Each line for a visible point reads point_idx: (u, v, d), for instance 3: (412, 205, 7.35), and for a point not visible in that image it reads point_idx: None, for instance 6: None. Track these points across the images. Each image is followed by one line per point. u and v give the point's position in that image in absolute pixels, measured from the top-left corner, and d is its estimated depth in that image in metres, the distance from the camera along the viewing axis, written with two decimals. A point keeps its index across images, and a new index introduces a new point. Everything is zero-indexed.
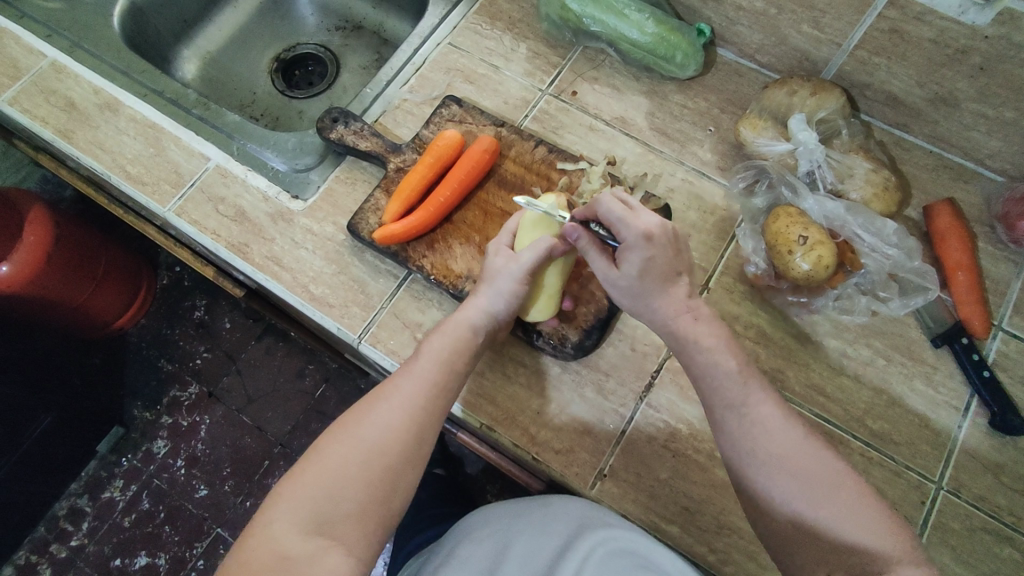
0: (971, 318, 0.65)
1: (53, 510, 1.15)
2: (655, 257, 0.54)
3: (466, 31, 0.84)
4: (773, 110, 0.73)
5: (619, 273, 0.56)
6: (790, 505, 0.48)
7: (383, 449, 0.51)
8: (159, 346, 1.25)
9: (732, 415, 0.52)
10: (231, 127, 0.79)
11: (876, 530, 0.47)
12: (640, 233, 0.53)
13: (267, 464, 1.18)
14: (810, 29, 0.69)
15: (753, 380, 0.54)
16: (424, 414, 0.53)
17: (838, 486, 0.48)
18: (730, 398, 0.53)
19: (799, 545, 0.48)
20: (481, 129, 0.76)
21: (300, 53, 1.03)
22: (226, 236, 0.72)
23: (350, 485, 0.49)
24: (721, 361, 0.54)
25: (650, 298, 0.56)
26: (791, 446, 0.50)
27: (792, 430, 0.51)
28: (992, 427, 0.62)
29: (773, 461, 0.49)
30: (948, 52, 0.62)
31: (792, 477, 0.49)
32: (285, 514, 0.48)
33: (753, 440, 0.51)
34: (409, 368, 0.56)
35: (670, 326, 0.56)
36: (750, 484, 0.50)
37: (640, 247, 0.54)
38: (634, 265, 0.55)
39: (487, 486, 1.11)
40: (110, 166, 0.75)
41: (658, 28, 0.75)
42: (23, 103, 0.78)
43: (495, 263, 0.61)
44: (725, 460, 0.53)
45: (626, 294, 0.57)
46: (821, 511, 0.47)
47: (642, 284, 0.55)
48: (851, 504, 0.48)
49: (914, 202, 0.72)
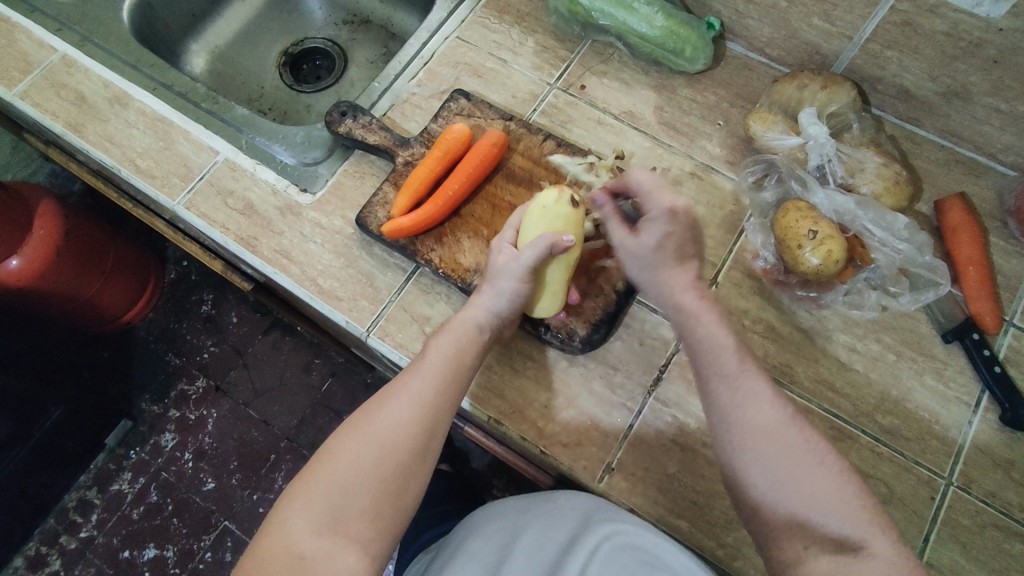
0: (982, 313, 0.65)
1: (62, 502, 1.16)
2: (674, 234, 0.58)
3: (474, 25, 0.84)
4: (783, 104, 0.72)
5: (636, 241, 0.59)
6: (768, 478, 0.48)
7: (395, 446, 0.50)
8: (167, 340, 1.26)
9: (723, 385, 0.52)
10: (240, 121, 0.79)
11: (858, 512, 0.46)
12: (666, 207, 0.58)
13: (274, 457, 1.19)
14: (821, 22, 0.69)
15: (746, 357, 0.54)
16: (434, 410, 0.53)
17: (821, 464, 0.47)
18: (724, 368, 0.53)
19: (775, 519, 0.47)
20: (489, 123, 0.76)
21: (308, 47, 1.03)
22: (235, 229, 0.73)
23: (362, 483, 0.49)
24: (717, 334, 0.55)
25: (661, 270, 0.58)
26: (778, 420, 0.49)
27: (782, 407, 0.51)
28: (1003, 423, 0.61)
29: (757, 432, 0.49)
30: (961, 44, 0.61)
31: (775, 450, 0.48)
32: (299, 512, 0.48)
33: (741, 409, 0.51)
34: (417, 365, 0.56)
35: (675, 299, 0.58)
36: (733, 455, 0.50)
37: (663, 221, 0.58)
38: (654, 236, 0.58)
39: (493, 481, 1.12)
40: (120, 159, 0.76)
41: (668, 21, 0.75)
42: (33, 97, 0.79)
43: (497, 261, 0.61)
44: (711, 431, 0.53)
45: (637, 263, 0.60)
46: (800, 486, 0.47)
47: (657, 256, 0.58)
48: (833, 483, 0.47)
49: (925, 197, 0.72)
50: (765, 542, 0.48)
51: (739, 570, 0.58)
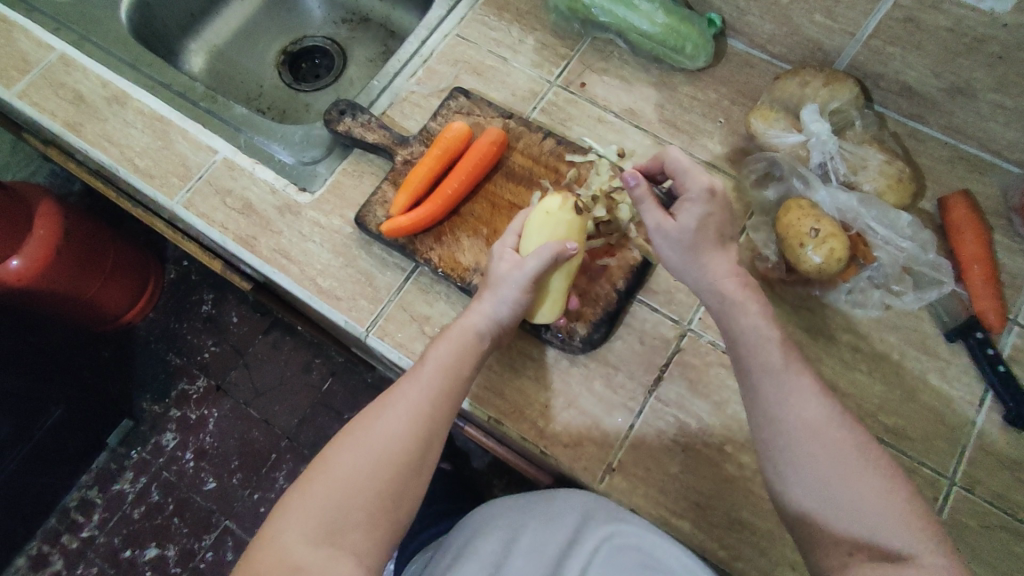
0: (986, 311, 0.64)
1: (63, 502, 1.16)
2: (713, 215, 0.56)
3: (473, 22, 0.84)
4: (785, 101, 0.72)
5: (675, 223, 0.56)
6: (813, 480, 0.48)
7: (391, 458, 0.50)
8: (168, 340, 1.26)
9: (769, 382, 0.51)
10: (238, 120, 0.79)
11: (906, 517, 0.46)
12: (705, 187, 0.56)
13: (275, 457, 1.19)
14: (823, 18, 0.68)
15: (792, 352, 0.53)
16: (431, 422, 0.53)
17: (869, 468, 0.47)
18: (768, 365, 0.52)
19: (822, 522, 0.47)
20: (489, 121, 0.75)
21: (307, 46, 1.03)
22: (233, 229, 0.72)
23: (359, 495, 0.49)
24: (761, 328, 0.54)
25: (702, 253, 0.56)
26: (824, 420, 0.49)
27: (829, 405, 0.50)
28: (1008, 423, 0.61)
29: (806, 431, 0.49)
30: (965, 40, 0.61)
31: (826, 452, 0.48)
32: (294, 523, 0.47)
33: (790, 407, 0.50)
34: (414, 374, 0.55)
35: (715, 286, 0.56)
36: (781, 455, 0.50)
37: (701, 202, 0.55)
38: (694, 216, 0.55)
39: (494, 480, 1.11)
40: (118, 159, 0.76)
41: (668, 18, 0.74)
42: (31, 96, 0.78)
43: (499, 269, 0.60)
44: (753, 428, 0.52)
45: (675, 246, 0.57)
46: (850, 490, 0.47)
47: (697, 236, 0.56)
48: (882, 487, 0.47)
49: (929, 194, 0.71)
50: (805, 544, 0.49)
51: (740, 571, 0.58)
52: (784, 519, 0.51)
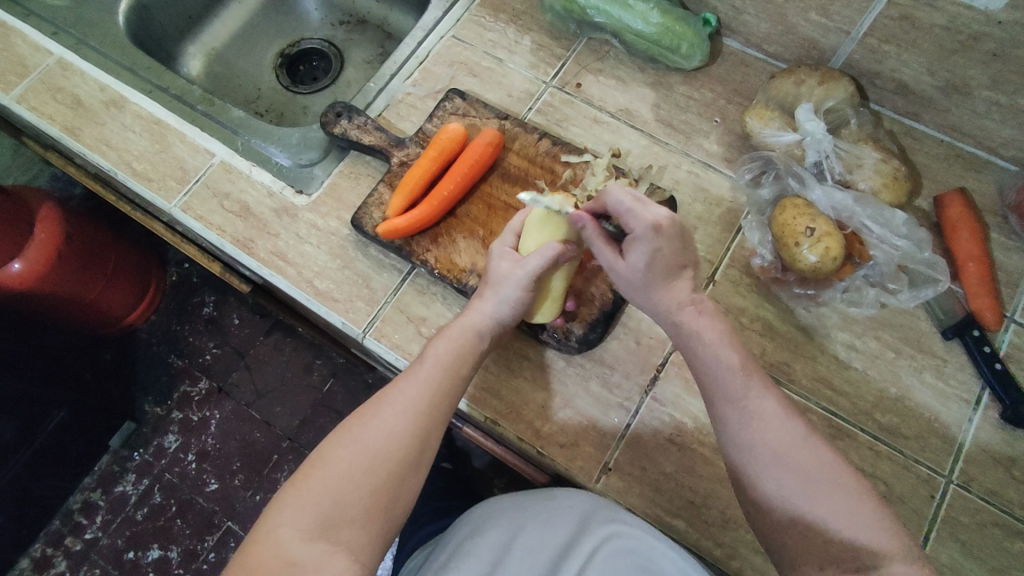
0: (982, 310, 0.64)
1: (67, 504, 1.17)
2: (663, 249, 0.55)
3: (469, 24, 0.84)
4: (780, 100, 0.72)
5: (625, 263, 0.56)
6: (781, 498, 0.48)
7: (388, 455, 0.51)
8: (169, 342, 1.27)
9: (731, 408, 0.52)
10: (236, 123, 0.80)
11: (874, 529, 0.46)
12: (650, 225, 0.54)
13: (275, 458, 1.19)
14: (817, 17, 0.68)
15: (753, 371, 0.53)
16: (429, 420, 0.53)
17: (836, 483, 0.47)
18: (730, 390, 0.52)
19: (792, 540, 0.47)
20: (485, 122, 0.75)
21: (304, 48, 1.03)
22: (231, 232, 0.73)
23: (355, 491, 0.49)
24: (722, 353, 0.53)
25: (653, 290, 0.56)
26: (788, 440, 0.49)
27: (793, 424, 0.50)
28: (1004, 421, 0.61)
29: (770, 454, 0.49)
30: (959, 38, 0.61)
31: (790, 472, 0.48)
32: (289, 518, 0.47)
33: (751, 432, 0.50)
34: (413, 371, 0.55)
35: (672, 317, 0.56)
36: (749, 479, 0.50)
37: (648, 240, 0.54)
38: (641, 257, 0.55)
39: (494, 480, 1.12)
40: (116, 163, 0.76)
41: (663, 18, 0.74)
42: (30, 101, 0.79)
43: (499, 268, 0.60)
44: (723, 452, 0.53)
45: (630, 284, 0.57)
46: (817, 509, 0.47)
47: (647, 275, 0.56)
48: (850, 502, 0.47)
49: (925, 192, 0.71)
50: (781, 561, 0.49)
51: (736, 570, 0.58)
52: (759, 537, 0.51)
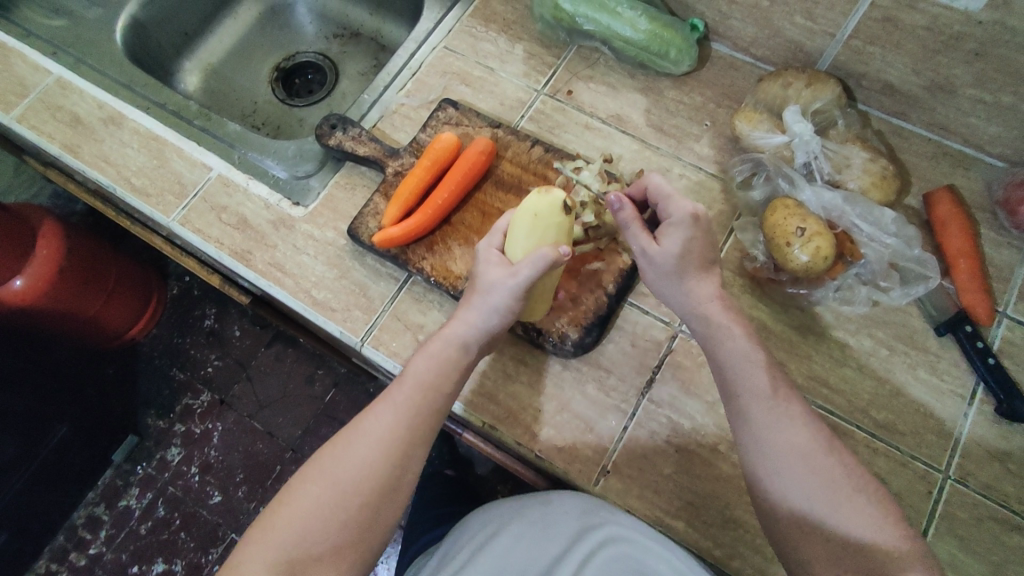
0: (974, 305, 0.65)
1: (71, 520, 1.17)
2: (697, 240, 0.56)
3: (461, 34, 0.85)
4: (768, 103, 0.73)
5: (658, 248, 0.56)
6: (808, 502, 0.48)
7: (359, 486, 0.51)
8: (171, 355, 1.27)
9: (759, 407, 0.51)
10: (232, 137, 0.81)
11: (889, 535, 0.47)
12: (689, 213, 0.55)
13: (279, 469, 1.20)
14: (803, 20, 0.69)
15: (778, 374, 0.54)
16: (401, 448, 0.53)
17: (858, 490, 0.49)
18: (759, 390, 0.52)
19: (806, 541, 0.48)
20: (477, 131, 0.76)
21: (299, 62, 1.05)
22: (229, 244, 0.73)
23: (323, 525, 0.49)
24: (749, 352, 0.54)
25: (684, 279, 0.56)
26: (815, 445, 0.50)
27: (817, 429, 0.51)
28: (998, 415, 0.61)
29: (800, 455, 0.49)
30: (942, 38, 0.61)
31: (813, 475, 0.49)
32: (257, 555, 0.48)
33: (778, 433, 0.50)
34: (388, 397, 0.55)
35: (699, 311, 0.56)
36: (768, 478, 0.50)
37: (685, 227, 0.55)
38: (677, 242, 0.55)
39: (497, 486, 1.12)
40: (115, 178, 0.77)
41: (651, 25, 0.75)
42: (30, 120, 0.80)
43: (489, 276, 0.59)
44: (744, 453, 0.52)
45: (659, 271, 0.57)
46: (838, 513, 0.48)
47: (680, 263, 0.56)
48: (870, 509, 0.48)
49: (914, 190, 0.72)
50: (794, 566, 0.49)
51: (736, 569, 0.58)
52: (769, 539, 0.51)
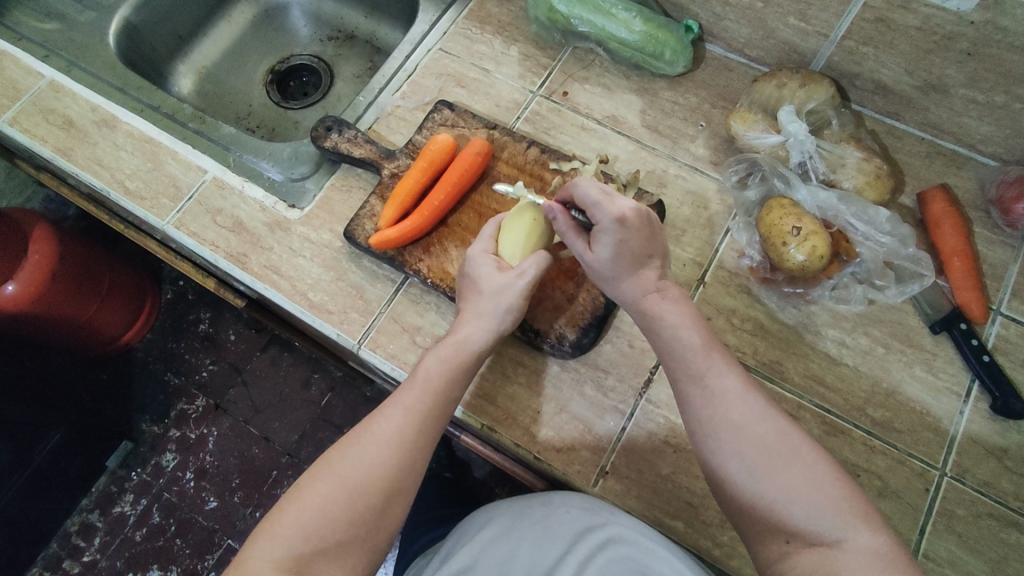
0: (969, 304, 0.65)
1: (64, 527, 1.16)
2: (629, 241, 0.55)
3: (456, 36, 0.85)
4: (763, 103, 0.73)
5: (592, 254, 0.57)
6: (746, 474, 0.48)
7: (367, 487, 0.50)
8: (166, 360, 1.26)
9: (692, 386, 0.52)
10: (227, 139, 0.80)
11: (835, 499, 0.46)
12: (614, 218, 0.54)
13: (275, 473, 1.19)
14: (796, 21, 0.70)
15: (715, 350, 0.53)
16: (409, 450, 0.52)
17: (795, 454, 0.48)
18: (693, 369, 0.53)
19: (754, 513, 0.48)
20: (473, 132, 0.76)
21: (294, 65, 1.04)
22: (225, 247, 0.73)
23: (329, 526, 0.49)
24: (684, 335, 0.54)
25: (619, 280, 0.56)
26: (749, 416, 0.50)
27: (755, 400, 0.51)
28: (994, 412, 0.62)
29: (734, 429, 0.49)
30: (934, 38, 0.62)
31: (751, 445, 0.48)
32: (258, 556, 0.47)
33: (713, 410, 0.51)
34: (399, 397, 0.55)
35: (637, 304, 0.56)
36: (708, 452, 0.50)
37: (613, 231, 0.54)
38: (607, 249, 0.55)
39: (495, 488, 1.12)
40: (109, 182, 0.76)
41: (646, 26, 0.76)
42: (23, 123, 0.80)
43: (494, 280, 0.58)
44: (689, 433, 0.53)
45: (599, 275, 0.57)
46: (779, 481, 0.47)
47: (614, 267, 0.56)
48: (812, 474, 0.47)
49: (908, 190, 0.72)
50: (750, 540, 0.49)
51: (736, 569, 0.58)
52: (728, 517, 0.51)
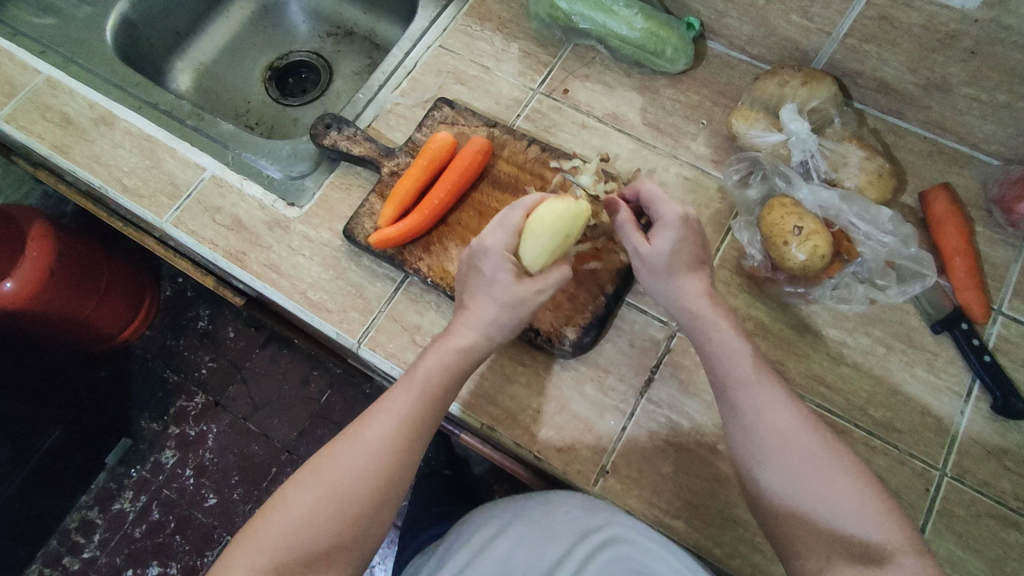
0: (971, 303, 0.65)
1: (64, 524, 1.16)
2: (688, 240, 0.57)
3: (457, 33, 0.84)
4: (765, 101, 0.73)
5: (649, 247, 0.57)
6: (791, 487, 0.48)
7: (357, 495, 0.50)
8: (165, 357, 1.26)
9: (740, 391, 0.52)
10: (226, 137, 0.80)
11: (878, 520, 0.46)
12: (679, 214, 0.57)
13: (274, 471, 1.19)
14: (799, 19, 0.69)
15: (761, 359, 0.54)
16: (400, 457, 0.52)
17: (841, 472, 0.48)
18: (741, 376, 0.52)
19: (796, 527, 0.48)
20: (474, 131, 0.76)
21: (293, 61, 1.04)
22: (223, 245, 0.73)
23: (316, 534, 0.49)
24: (732, 340, 0.54)
25: (671, 277, 0.57)
26: (796, 428, 0.50)
27: (800, 412, 0.51)
28: (994, 411, 0.62)
29: (781, 439, 0.49)
30: (938, 37, 0.61)
31: (799, 458, 0.48)
32: (242, 562, 0.47)
33: (761, 418, 0.51)
34: (392, 402, 0.54)
35: (685, 304, 0.56)
36: (753, 461, 0.50)
37: (674, 226, 0.57)
38: (667, 241, 0.56)
39: (494, 486, 1.12)
40: (107, 179, 0.76)
41: (648, 23, 0.75)
42: (19, 120, 0.79)
43: (506, 291, 0.57)
44: (730, 441, 0.52)
45: (651, 270, 0.58)
46: (823, 497, 0.47)
47: (671, 262, 0.56)
48: (856, 493, 0.47)
49: (910, 189, 0.72)
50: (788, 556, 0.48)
51: (736, 568, 0.58)
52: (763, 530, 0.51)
